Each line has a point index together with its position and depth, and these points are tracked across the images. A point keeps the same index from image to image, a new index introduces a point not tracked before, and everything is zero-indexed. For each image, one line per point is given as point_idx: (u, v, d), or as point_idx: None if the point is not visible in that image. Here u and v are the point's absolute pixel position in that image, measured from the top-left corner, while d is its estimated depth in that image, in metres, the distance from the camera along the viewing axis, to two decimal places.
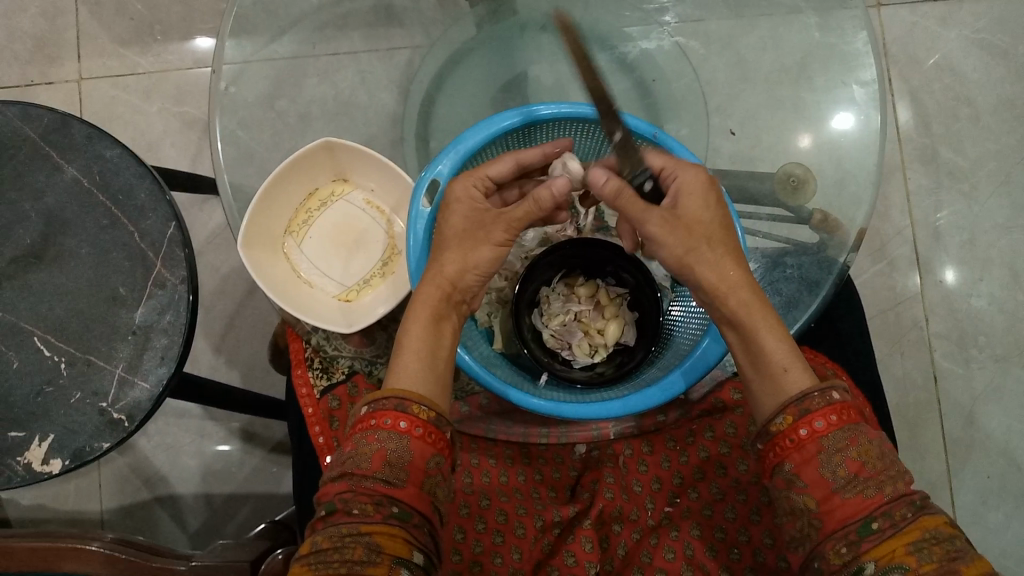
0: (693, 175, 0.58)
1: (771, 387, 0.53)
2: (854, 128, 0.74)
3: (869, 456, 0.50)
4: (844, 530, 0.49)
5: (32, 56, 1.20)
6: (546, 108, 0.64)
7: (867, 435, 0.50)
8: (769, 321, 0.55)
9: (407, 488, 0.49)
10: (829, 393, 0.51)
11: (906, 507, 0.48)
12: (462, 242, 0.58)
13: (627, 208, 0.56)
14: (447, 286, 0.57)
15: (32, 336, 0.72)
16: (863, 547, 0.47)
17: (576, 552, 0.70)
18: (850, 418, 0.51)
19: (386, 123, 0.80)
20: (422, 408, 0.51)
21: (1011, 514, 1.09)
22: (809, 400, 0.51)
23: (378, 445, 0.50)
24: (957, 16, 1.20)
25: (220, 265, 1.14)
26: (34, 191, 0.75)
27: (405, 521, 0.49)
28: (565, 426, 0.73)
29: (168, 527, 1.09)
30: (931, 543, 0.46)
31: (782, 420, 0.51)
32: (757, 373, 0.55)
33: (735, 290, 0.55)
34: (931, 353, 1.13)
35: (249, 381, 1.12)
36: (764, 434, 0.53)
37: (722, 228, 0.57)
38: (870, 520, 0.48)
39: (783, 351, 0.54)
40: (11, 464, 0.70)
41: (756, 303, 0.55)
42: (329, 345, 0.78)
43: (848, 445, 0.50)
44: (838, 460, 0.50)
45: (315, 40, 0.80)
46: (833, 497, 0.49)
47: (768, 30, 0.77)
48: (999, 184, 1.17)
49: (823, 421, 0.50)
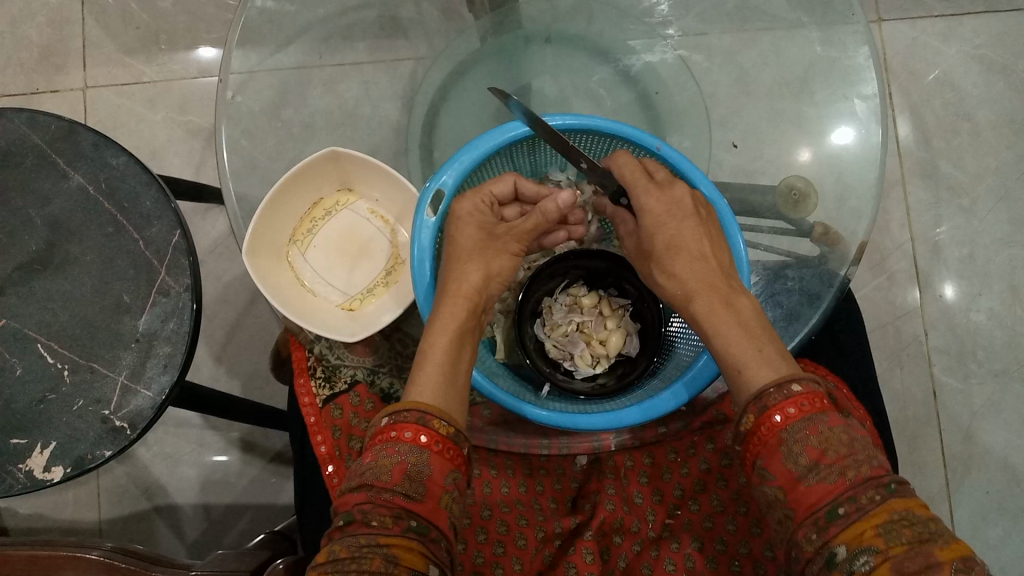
0: (648, 202, 0.61)
1: (737, 387, 0.54)
2: (855, 143, 0.74)
3: (830, 443, 0.49)
4: (813, 517, 0.48)
5: (38, 64, 1.21)
6: (570, 117, 0.65)
7: (830, 422, 0.50)
8: (729, 324, 0.56)
9: (425, 503, 0.49)
10: (788, 386, 0.51)
11: (875, 490, 0.47)
12: (477, 256, 0.62)
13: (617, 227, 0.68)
14: (472, 295, 0.60)
15: (36, 343, 0.73)
16: (831, 532, 0.47)
17: (578, 564, 0.70)
18: (815, 407, 0.50)
19: (389, 132, 0.82)
20: (443, 423, 0.51)
21: (1009, 529, 1.09)
22: (766, 396, 0.51)
23: (399, 458, 0.50)
24: (957, 32, 1.21)
25: (222, 273, 1.14)
26: (40, 199, 0.76)
27: (422, 535, 0.49)
28: (567, 437, 0.72)
29: (166, 535, 1.09)
30: (903, 523, 0.45)
31: (745, 419, 0.52)
32: (726, 373, 0.56)
33: (688, 302, 0.59)
34: (930, 366, 1.13)
35: (250, 390, 1.12)
36: (739, 434, 0.53)
37: (671, 247, 0.60)
38: (836, 505, 0.47)
39: (742, 347, 0.54)
40: (12, 471, 0.70)
41: (714, 310, 0.57)
42: (331, 354, 0.77)
43: (808, 434, 0.49)
44: (799, 449, 0.49)
45: (321, 50, 0.80)
46: (798, 485, 0.49)
47: (770, 45, 0.78)
48: (998, 199, 1.17)
49: (782, 414, 0.50)
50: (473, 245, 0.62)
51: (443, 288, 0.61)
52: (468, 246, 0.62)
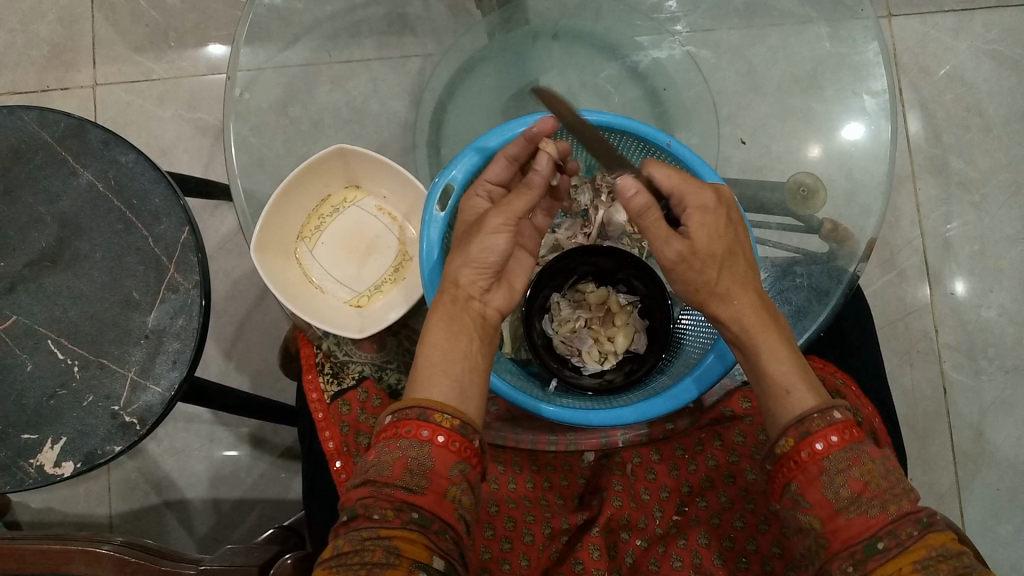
0: (701, 200, 0.57)
1: (774, 410, 0.54)
2: (864, 139, 0.74)
3: (871, 476, 0.50)
4: (850, 550, 0.48)
5: (48, 61, 1.22)
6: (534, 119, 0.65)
7: (870, 453, 0.51)
8: (775, 341, 0.56)
9: (428, 495, 0.49)
10: (831, 413, 0.51)
11: (912, 525, 0.48)
12: (464, 240, 0.59)
13: (647, 228, 0.56)
14: (450, 285, 0.58)
15: (45, 339, 0.73)
16: (869, 566, 0.47)
17: (584, 560, 0.70)
18: (853, 437, 0.51)
19: (398, 129, 0.80)
20: (445, 416, 0.51)
21: (1020, 527, 1.08)
22: (809, 421, 0.51)
23: (400, 453, 0.50)
24: (968, 27, 1.20)
25: (231, 270, 1.14)
26: (51, 195, 0.76)
27: (425, 527, 0.49)
28: (574, 432, 0.73)
29: (176, 531, 1.10)
30: (939, 559, 0.46)
31: (783, 442, 0.52)
32: (762, 392, 0.56)
33: (738, 317, 0.56)
34: (940, 363, 1.13)
35: (259, 386, 1.13)
36: (772, 454, 0.54)
37: (732, 253, 0.57)
38: (875, 539, 0.48)
39: (789, 371, 0.54)
40: (23, 466, 0.71)
41: (761, 326, 0.56)
42: (340, 350, 0.78)
43: (850, 466, 0.50)
44: (840, 480, 0.50)
45: (328, 48, 0.80)
46: (837, 517, 0.49)
47: (779, 40, 0.77)
48: (1009, 195, 1.16)
49: (824, 442, 0.50)
50: (461, 233, 0.61)
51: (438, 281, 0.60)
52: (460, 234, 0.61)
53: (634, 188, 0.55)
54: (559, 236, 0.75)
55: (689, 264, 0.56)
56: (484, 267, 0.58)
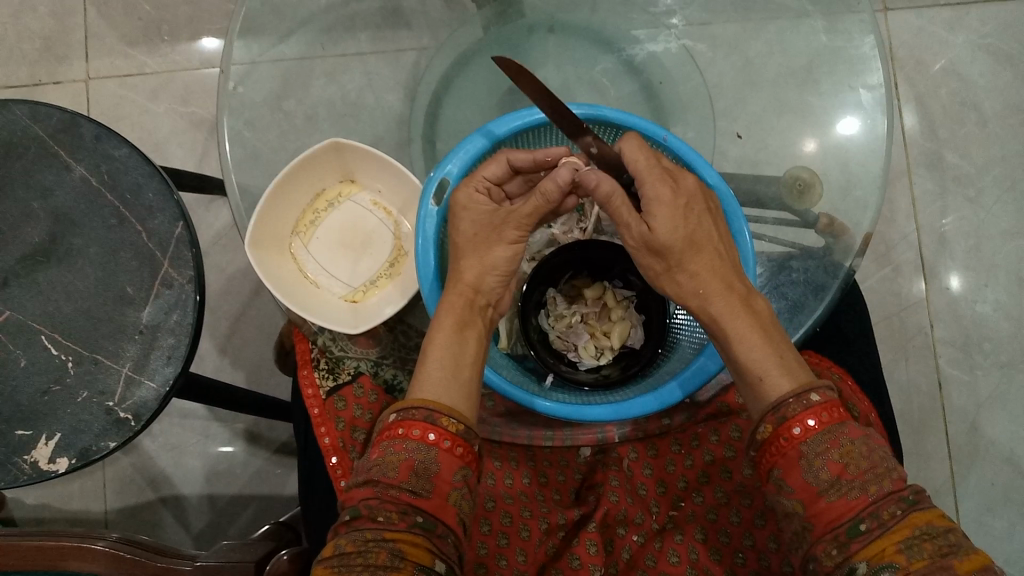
0: (661, 191, 0.57)
1: (755, 394, 0.54)
2: (859, 133, 0.73)
3: (851, 457, 0.49)
4: (833, 533, 0.49)
5: (40, 55, 1.21)
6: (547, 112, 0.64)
7: (850, 434, 0.50)
8: (747, 330, 0.55)
9: (433, 499, 0.49)
10: (807, 396, 0.51)
11: (895, 505, 0.47)
12: (480, 247, 0.61)
13: (614, 214, 0.58)
14: (470, 292, 0.60)
15: (39, 334, 0.73)
16: (852, 549, 0.48)
17: (581, 555, 0.70)
18: (835, 418, 0.51)
19: (393, 124, 0.79)
20: (451, 420, 0.51)
21: (1014, 520, 1.09)
22: (785, 407, 0.51)
23: (406, 454, 0.50)
24: (964, 22, 1.20)
25: (225, 265, 1.14)
26: (43, 190, 0.75)
27: (429, 531, 0.49)
28: (571, 428, 0.72)
29: (172, 526, 1.10)
30: (923, 538, 0.46)
31: (763, 429, 0.52)
32: (742, 380, 0.55)
33: (709, 301, 0.56)
34: (936, 358, 1.13)
35: (255, 382, 1.12)
36: (755, 441, 0.54)
37: (693, 243, 0.57)
38: (857, 521, 0.48)
39: (763, 356, 0.54)
40: (17, 462, 0.70)
41: (731, 313, 0.55)
42: (335, 346, 0.76)
43: (829, 448, 0.50)
44: (819, 464, 0.50)
45: (322, 41, 0.80)
46: (818, 500, 0.50)
47: (775, 33, 0.77)
48: (1004, 190, 1.17)
49: (802, 426, 0.50)
50: (472, 235, 0.62)
51: (447, 283, 0.61)
52: (471, 236, 0.61)
53: (595, 177, 0.57)
54: (555, 229, 0.74)
55: (653, 254, 0.58)
56: (503, 275, 0.62)
